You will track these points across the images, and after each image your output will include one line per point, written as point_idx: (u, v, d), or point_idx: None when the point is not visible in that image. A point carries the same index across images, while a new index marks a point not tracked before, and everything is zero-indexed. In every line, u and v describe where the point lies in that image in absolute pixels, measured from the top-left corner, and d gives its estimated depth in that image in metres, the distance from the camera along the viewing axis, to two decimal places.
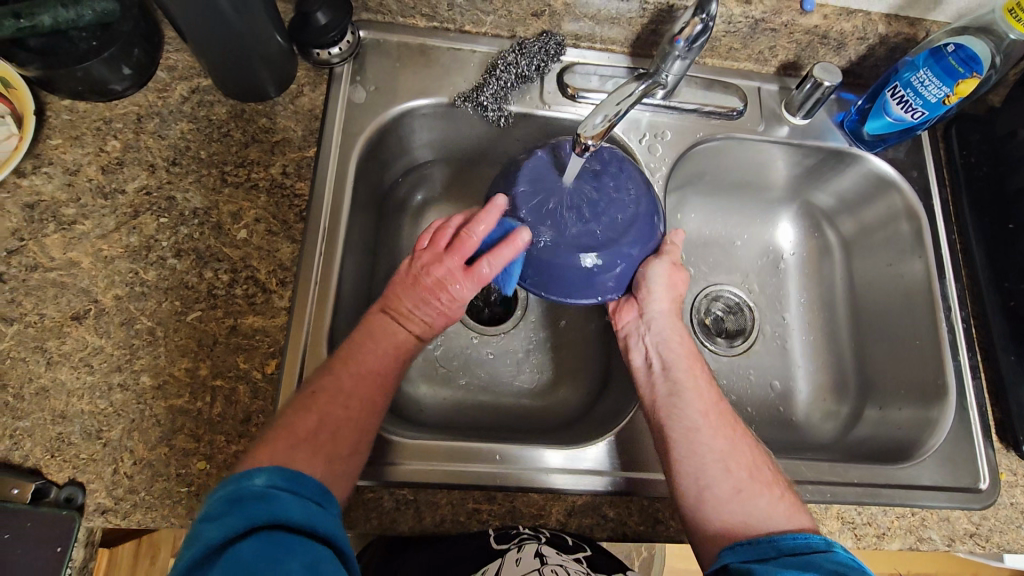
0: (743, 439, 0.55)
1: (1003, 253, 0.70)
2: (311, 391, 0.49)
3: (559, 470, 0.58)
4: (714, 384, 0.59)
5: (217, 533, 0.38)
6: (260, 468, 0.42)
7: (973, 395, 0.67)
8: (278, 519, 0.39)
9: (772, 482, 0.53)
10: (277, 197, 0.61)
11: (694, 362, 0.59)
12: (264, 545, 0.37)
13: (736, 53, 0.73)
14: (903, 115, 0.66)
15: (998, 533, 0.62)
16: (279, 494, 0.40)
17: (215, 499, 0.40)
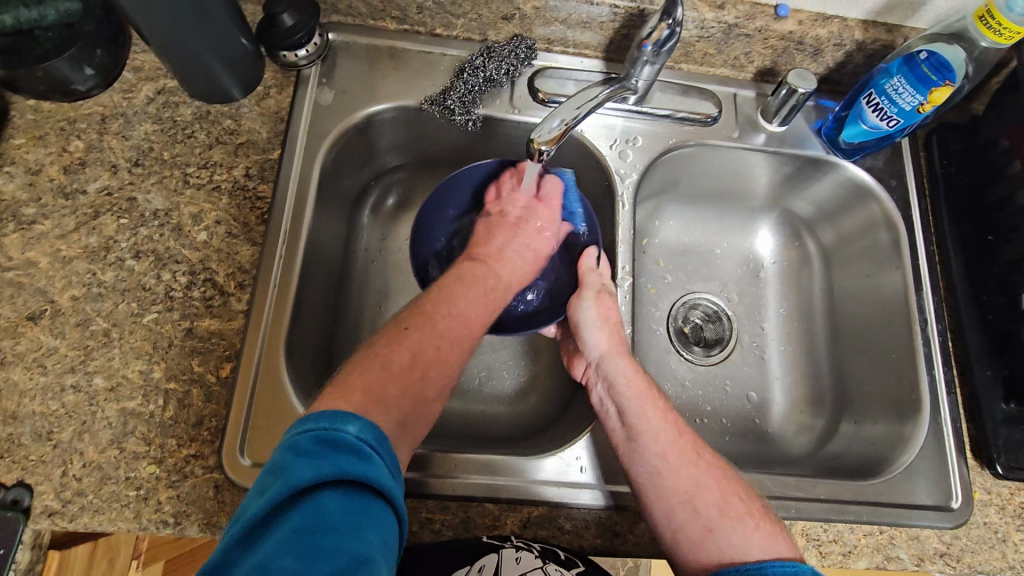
0: (708, 472, 0.53)
1: (983, 265, 0.68)
2: (402, 327, 0.50)
3: (543, 481, 0.57)
4: (672, 418, 0.57)
5: (305, 471, 0.36)
6: (355, 417, 0.40)
7: (947, 411, 0.65)
8: (361, 474, 0.37)
9: (746, 512, 0.50)
10: (239, 199, 0.61)
11: (646, 399, 0.57)
12: (346, 503, 0.35)
13: (712, 59, 0.72)
14: (878, 123, 0.65)
15: (969, 553, 0.60)
16: (369, 452, 0.39)
17: (306, 434, 0.39)
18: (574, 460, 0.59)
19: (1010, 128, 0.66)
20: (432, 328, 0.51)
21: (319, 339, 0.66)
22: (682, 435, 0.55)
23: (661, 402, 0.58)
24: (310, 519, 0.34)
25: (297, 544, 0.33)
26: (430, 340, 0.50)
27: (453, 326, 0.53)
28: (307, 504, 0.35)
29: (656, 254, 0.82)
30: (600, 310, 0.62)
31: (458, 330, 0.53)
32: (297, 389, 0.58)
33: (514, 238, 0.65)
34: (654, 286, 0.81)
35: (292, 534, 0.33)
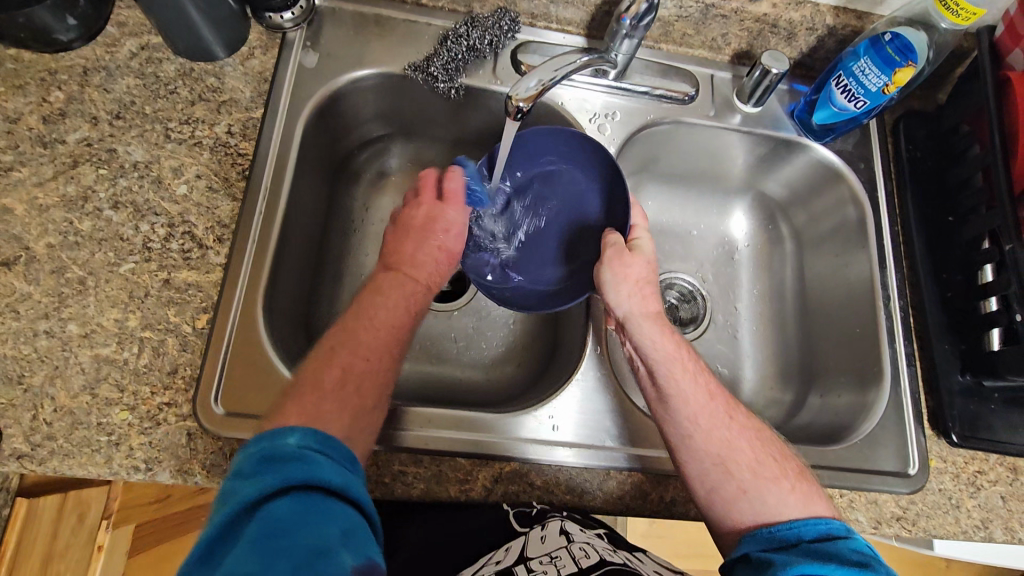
0: (741, 434, 0.54)
1: (942, 245, 0.71)
2: (330, 347, 0.50)
3: (524, 440, 0.58)
4: (702, 378, 0.56)
5: (252, 491, 0.37)
6: (296, 430, 0.42)
7: (906, 382, 0.68)
8: (305, 481, 0.38)
9: (780, 473, 0.52)
10: (221, 155, 0.61)
11: (676, 361, 0.56)
12: (298, 507, 0.37)
13: (690, 39, 0.74)
14: (846, 104, 0.68)
15: (924, 517, 0.63)
16: (314, 457, 0.40)
17: (249, 456, 0.41)
18: (546, 419, 0.60)
19: (970, 114, 0.69)
20: (344, 348, 0.50)
21: (298, 300, 0.66)
22: (714, 396, 0.55)
23: (690, 362, 0.57)
24: (262, 532, 0.35)
25: (250, 549, 0.34)
26: (359, 352, 0.50)
27: (376, 334, 0.52)
28: (258, 514, 0.37)
29: None
30: (625, 270, 0.60)
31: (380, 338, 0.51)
32: (273, 342, 0.58)
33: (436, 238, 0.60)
34: None
35: (244, 542, 0.35)
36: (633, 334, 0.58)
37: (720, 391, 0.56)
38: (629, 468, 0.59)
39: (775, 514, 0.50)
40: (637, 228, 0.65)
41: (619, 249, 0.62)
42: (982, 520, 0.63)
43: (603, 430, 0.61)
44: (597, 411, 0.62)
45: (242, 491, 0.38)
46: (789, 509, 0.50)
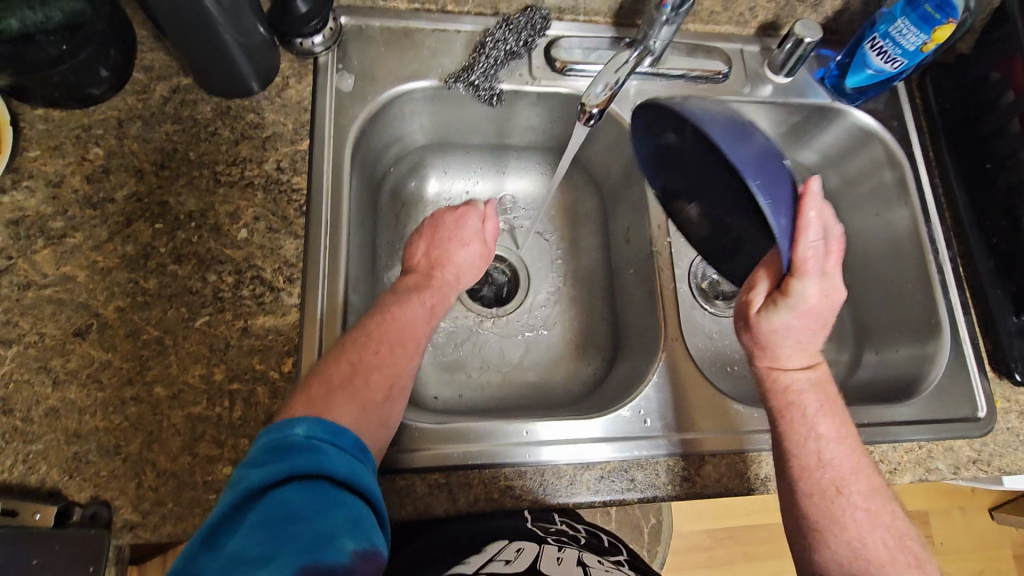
0: (852, 514, 0.50)
1: (983, 193, 0.72)
2: (365, 339, 0.51)
3: (599, 440, 0.59)
4: (826, 446, 0.51)
5: (258, 478, 0.38)
6: (304, 418, 0.42)
7: (964, 330, 0.70)
8: (311, 470, 0.39)
9: (888, 560, 0.49)
10: (274, 193, 0.60)
11: (795, 414, 0.52)
12: (302, 496, 0.38)
13: (718, 17, 0.74)
14: (882, 66, 0.69)
15: (998, 457, 0.66)
16: (322, 446, 0.41)
17: (257, 447, 0.41)
18: (637, 416, 0.61)
19: (1002, 61, 0.70)
20: (384, 354, 0.51)
21: None
22: (833, 466, 0.51)
23: (817, 423, 0.52)
24: (263, 522, 0.36)
25: (260, 533, 0.36)
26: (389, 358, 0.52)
27: (398, 335, 0.53)
28: (264, 499, 0.38)
29: None
30: (751, 327, 0.53)
31: (412, 352, 0.54)
32: None
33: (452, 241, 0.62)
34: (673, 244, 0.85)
35: (249, 526, 0.36)
36: (758, 376, 0.55)
37: (848, 464, 0.51)
38: (723, 451, 0.60)
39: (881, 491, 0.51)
40: (797, 285, 0.48)
41: (750, 302, 0.53)
42: None
43: (692, 415, 0.62)
44: (684, 400, 0.62)
45: (250, 477, 0.39)
46: None
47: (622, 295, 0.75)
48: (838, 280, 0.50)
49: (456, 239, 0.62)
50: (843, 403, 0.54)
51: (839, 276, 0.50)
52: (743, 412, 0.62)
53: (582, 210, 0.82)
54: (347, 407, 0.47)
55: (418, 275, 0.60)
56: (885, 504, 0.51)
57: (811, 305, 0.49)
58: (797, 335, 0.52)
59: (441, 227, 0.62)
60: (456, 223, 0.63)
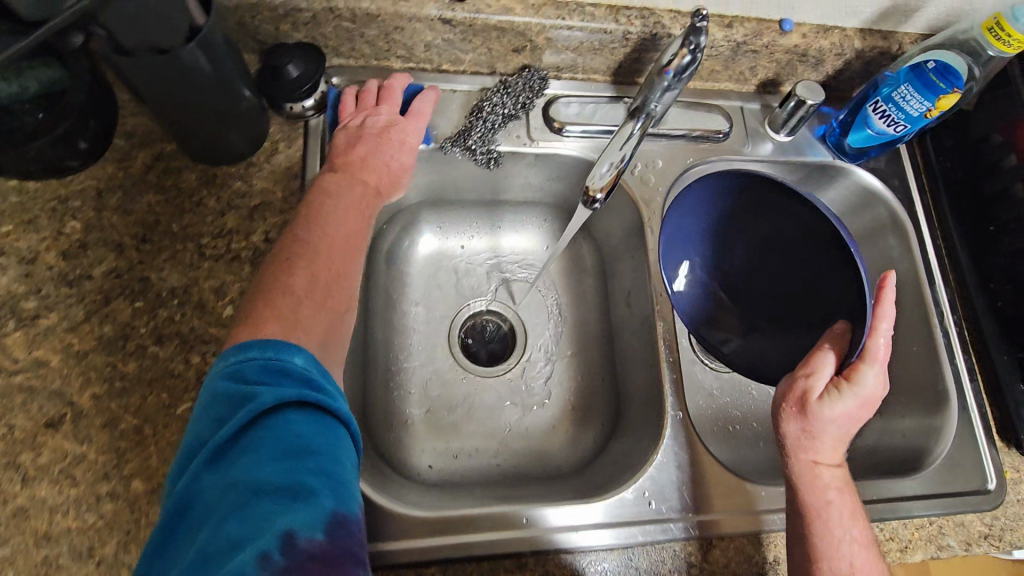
0: None
1: (987, 255, 0.71)
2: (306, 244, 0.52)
3: (600, 526, 0.57)
4: (858, 552, 0.51)
5: (269, 397, 0.39)
6: (299, 348, 0.43)
7: (972, 397, 0.68)
8: (320, 402, 0.41)
9: None
10: (262, 266, 0.57)
11: (830, 514, 0.52)
12: (313, 427, 0.39)
13: (718, 75, 0.73)
14: (885, 128, 0.68)
15: (1009, 531, 0.64)
16: (317, 382, 0.42)
17: (250, 364, 0.41)
18: (642, 498, 0.59)
19: (1003, 124, 0.69)
20: (336, 265, 0.53)
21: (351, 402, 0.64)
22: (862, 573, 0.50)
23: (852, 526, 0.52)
24: (277, 444, 0.37)
25: (280, 460, 0.37)
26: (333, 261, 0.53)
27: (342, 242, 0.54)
28: (274, 424, 0.38)
29: None
30: (808, 414, 0.54)
31: (354, 267, 0.55)
32: None
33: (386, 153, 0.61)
34: None
35: (262, 451, 0.37)
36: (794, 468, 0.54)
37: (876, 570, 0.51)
38: (732, 535, 0.58)
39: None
40: (864, 370, 0.53)
41: (809, 389, 0.54)
42: None
43: (700, 495, 0.60)
44: (690, 477, 0.60)
45: (261, 399, 0.39)
46: None
47: (624, 358, 0.73)
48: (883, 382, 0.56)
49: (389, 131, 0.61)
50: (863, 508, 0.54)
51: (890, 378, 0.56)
52: (752, 492, 0.60)
53: (580, 266, 0.80)
54: (312, 324, 0.48)
55: (349, 176, 0.59)
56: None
57: (871, 397, 0.54)
58: (844, 429, 0.54)
59: (385, 143, 0.61)
60: (402, 142, 0.62)
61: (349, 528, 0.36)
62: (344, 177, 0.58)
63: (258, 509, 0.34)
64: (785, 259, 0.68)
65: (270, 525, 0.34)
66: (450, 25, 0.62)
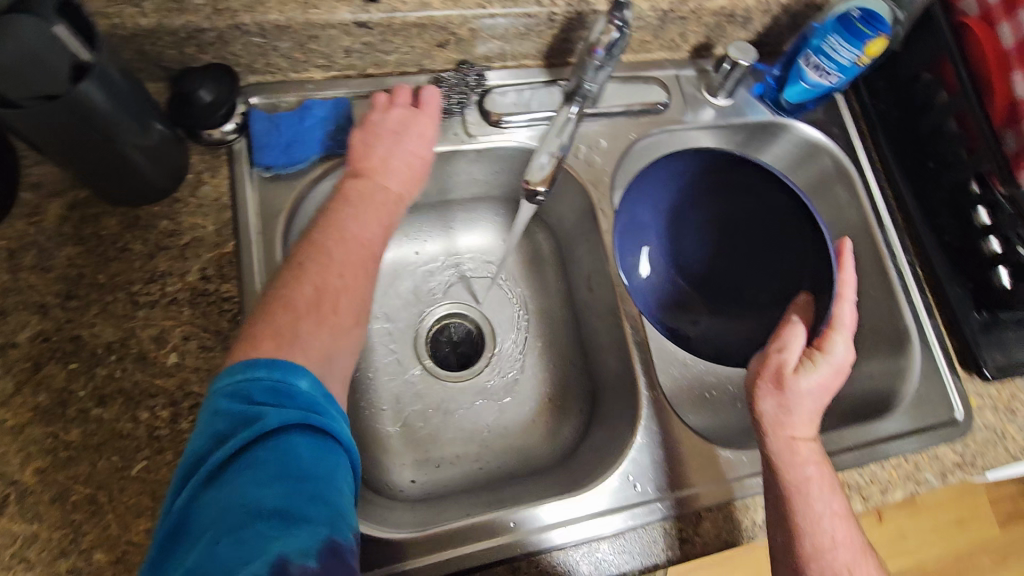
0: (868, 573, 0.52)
1: (931, 191, 0.73)
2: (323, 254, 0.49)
3: (593, 514, 0.57)
4: (839, 526, 0.53)
5: (275, 418, 0.38)
6: (305, 368, 0.42)
7: (932, 333, 0.70)
8: (324, 426, 0.40)
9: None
10: (202, 306, 0.54)
11: (809, 488, 0.53)
12: (316, 451, 0.38)
13: (650, 45, 0.72)
14: (819, 80, 0.68)
15: (981, 456, 0.66)
16: (320, 405, 0.41)
17: (257, 382, 0.40)
18: (627, 483, 0.58)
19: (929, 62, 0.69)
20: (348, 279, 0.49)
21: None
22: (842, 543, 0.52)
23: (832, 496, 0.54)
24: (279, 465, 0.36)
25: (277, 483, 0.35)
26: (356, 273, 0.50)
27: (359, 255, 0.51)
28: (274, 444, 0.37)
29: None
30: (784, 387, 0.56)
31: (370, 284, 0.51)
32: None
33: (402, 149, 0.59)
34: None
35: (265, 469, 0.36)
36: (768, 444, 0.55)
37: (857, 542, 0.53)
38: (718, 504, 0.59)
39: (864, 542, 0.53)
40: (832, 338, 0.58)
41: (783, 363, 0.56)
42: None
43: (684, 471, 0.60)
44: (672, 454, 0.60)
45: (264, 418, 0.38)
46: None
47: (593, 343, 0.72)
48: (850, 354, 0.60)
49: (399, 129, 0.59)
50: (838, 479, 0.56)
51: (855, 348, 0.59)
52: (734, 458, 0.61)
53: (538, 256, 0.79)
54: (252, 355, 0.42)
55: (368, 182, 0.56)
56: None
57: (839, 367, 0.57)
58: (817, 402, 0.56)
59: (403, 137, 0.59)
60: (419, 136, 0.60)
61: (347, 556, 0.35)
62: (367, 181, 0.56)
63: (252, 533, 0.33)
64: (744, 236, 0.74)
65: (265, 549, 0.32)
66: (366, 27, 0.59)
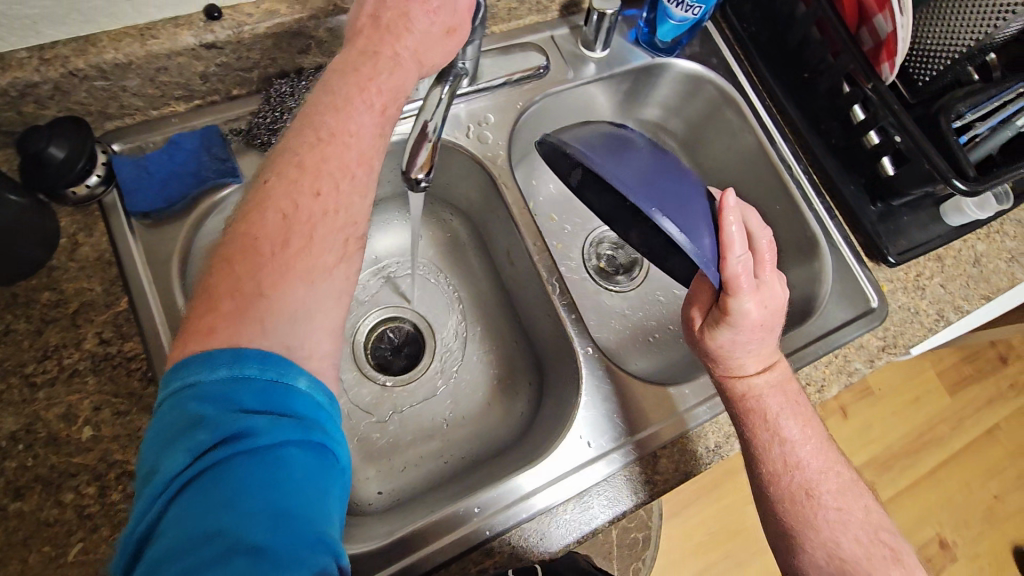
0: (830, 466, 0.57)
1: (811, 100, 0.76)
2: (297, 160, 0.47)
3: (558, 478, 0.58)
4: (795, 451, 0.57)
5: (266, 434, 0.37)
6: (300, 368, 0.40)
7: (837, 232, 0.74)
8: (317, 439, 0.39)
9: (848, 489, 0.57)
10: (107, 371, 0.51)
11: (756, 419, 0.58)
12: (307, 471, 0.38)
13: (517, 11, 0.72)
14: (684, 15, 0.70)
15: (901, 335, 0.71)
16: (315, 412, 0.40)
17: (248, 385, 0.38)
18: (576, 441, 0.60)
19: None
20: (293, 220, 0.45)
21: None
22: (802, 466, 0.57)
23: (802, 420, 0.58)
24: (265, 487, 0.36)
25: (265, 506, 0.35)
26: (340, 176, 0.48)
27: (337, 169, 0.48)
28: (264, 459, 0.36)
29: (547, 210, 0.86)
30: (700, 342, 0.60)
31: (363, 182, 0.49)
32: None
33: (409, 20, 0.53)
34: (559, 239, 0.85)
35: (250, 493, 0.35)
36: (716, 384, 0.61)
37: (816, 464, 0.57)
38: (669, 441, 0.61)
39: (820, 443, 0.58)
40: (731, 305, 0.55)
41: (693, 321, 0.61)
42: (938, 312, 0.73)
43: (631, 416, 0.62)
44: (617, 405, 0.62)
45: (255, 432, 0.36)
46: (834, 522, 0.55)
47: (527, 315, 0.73)
48: (770, 288, 0.57)
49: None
50: (805, 403, 0.60)
51: (769, 284, 0.57)
52: (677, 394, 0.63)
53: (459, 242, 0.79)
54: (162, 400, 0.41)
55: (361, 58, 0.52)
56: (858, 501, 0.57)
57: (750, 322, 0.56)
58: (746, 347, 0.58)
59: None
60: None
61: None
62: (370, 48, 0.52)
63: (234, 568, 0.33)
64: None
65: None
66: (216, 48, 0.56)
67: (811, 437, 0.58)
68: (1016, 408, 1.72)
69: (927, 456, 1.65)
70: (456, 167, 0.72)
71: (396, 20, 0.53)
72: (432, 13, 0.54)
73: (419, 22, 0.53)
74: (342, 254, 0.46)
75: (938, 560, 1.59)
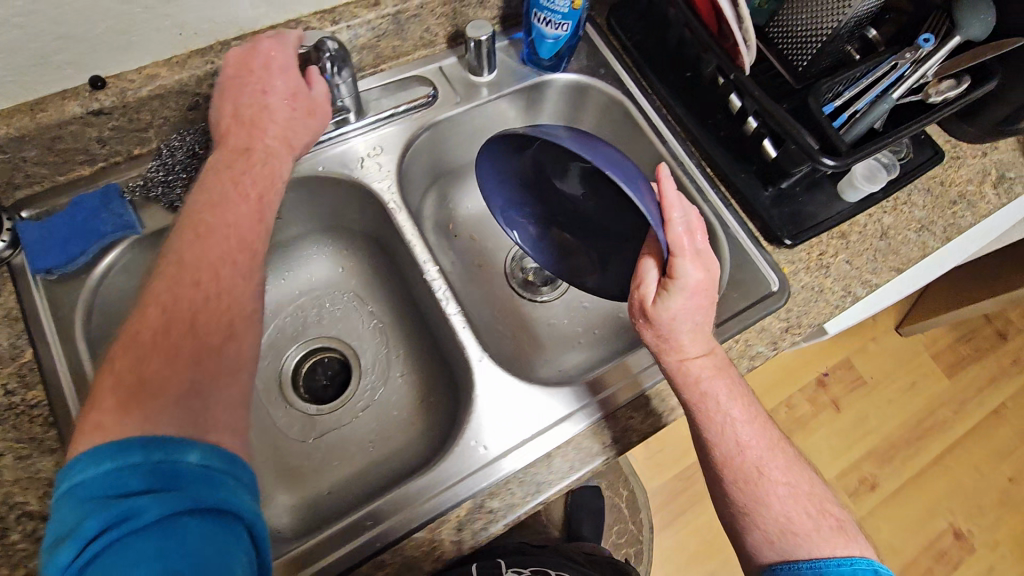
0: (773, 440, 0.57)
1: (693, 97, 0.78)
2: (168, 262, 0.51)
3: (505, 460, 0.60)
4: (741, 430, 0.56)
5: (154, 508, 0.38)
6: (193, 444, 0.42)
7: (733, 221, 0.75)
8: (215, 503, 0.40)
9: (789, 464, 0.57)
10: (11, 419, 0.55)
11: (709, 403, 0.57)
12: (203, 538, 0.38)
13: (402, 48, 0.77)
14: (555, 32, 0.73)
15: (804, 315, 0.71)
16: (214, 477, 0.41)
17: (135, 467, 0.39)
18: (470, 446, 0.61)
19: None
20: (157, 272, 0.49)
21: None
22: (750, 444, 0.56)
23: (747, 400, 0.58)
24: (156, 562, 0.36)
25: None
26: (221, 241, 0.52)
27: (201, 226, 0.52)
28: (157, 533, 0.37)
29: (468, 230, 0.88)
30: (651, 319, 0.58)
31: (229, 231, 0.53)
32: None
33: (266, 109, 0.60)
34: (482, 256, 0.87)
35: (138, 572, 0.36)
36: (670, 368, 0.59)
37: (761, 442, 0.56)
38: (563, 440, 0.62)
39: (759, 418, 0.58)
40: (678, 264, 0.55)
41: (644, 297, 0.58)
42: (844, 288, 0.73)
43: (521, 420, 0.63)
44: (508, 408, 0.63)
45: (140, 510, 0.37)
46: (768, 489, 0.55)
47: (435, 332, 0.75)
48: (712, 255, 0.57)
49: (260, 89, 0.61)
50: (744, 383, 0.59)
51: (711, 252, 0.57)
52: (572, 392, 0.64)
53: (376, 270, 0.82)
54: None
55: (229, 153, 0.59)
56: (803, 474, 0.57)
57: (696, 284, 0.56)
58: (692, 317, 0.57)
59: (247, 83, 0.60)
60: (266, 69, 0.61)
61: None
62: (232, 143, 0.59)
63: None
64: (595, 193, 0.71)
65: None
66: (105, 113, 0.62)
67: (756, 417, 0.58)
68: (1022, 384, 1.65)
69: (931, 443, 1.58)
70: (358, 198, 0.76)
71: (255, 110, 0.60)
72: (287, 97, 0.62)
73: (277, 105, 0.61)
74: (199, 288, 0.49)
75: (955, 553, 1.50)
